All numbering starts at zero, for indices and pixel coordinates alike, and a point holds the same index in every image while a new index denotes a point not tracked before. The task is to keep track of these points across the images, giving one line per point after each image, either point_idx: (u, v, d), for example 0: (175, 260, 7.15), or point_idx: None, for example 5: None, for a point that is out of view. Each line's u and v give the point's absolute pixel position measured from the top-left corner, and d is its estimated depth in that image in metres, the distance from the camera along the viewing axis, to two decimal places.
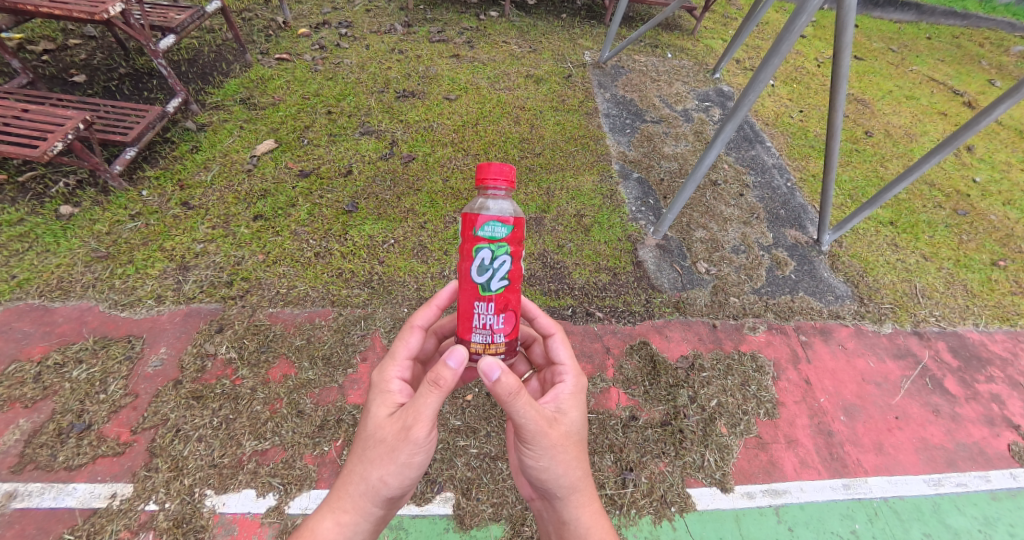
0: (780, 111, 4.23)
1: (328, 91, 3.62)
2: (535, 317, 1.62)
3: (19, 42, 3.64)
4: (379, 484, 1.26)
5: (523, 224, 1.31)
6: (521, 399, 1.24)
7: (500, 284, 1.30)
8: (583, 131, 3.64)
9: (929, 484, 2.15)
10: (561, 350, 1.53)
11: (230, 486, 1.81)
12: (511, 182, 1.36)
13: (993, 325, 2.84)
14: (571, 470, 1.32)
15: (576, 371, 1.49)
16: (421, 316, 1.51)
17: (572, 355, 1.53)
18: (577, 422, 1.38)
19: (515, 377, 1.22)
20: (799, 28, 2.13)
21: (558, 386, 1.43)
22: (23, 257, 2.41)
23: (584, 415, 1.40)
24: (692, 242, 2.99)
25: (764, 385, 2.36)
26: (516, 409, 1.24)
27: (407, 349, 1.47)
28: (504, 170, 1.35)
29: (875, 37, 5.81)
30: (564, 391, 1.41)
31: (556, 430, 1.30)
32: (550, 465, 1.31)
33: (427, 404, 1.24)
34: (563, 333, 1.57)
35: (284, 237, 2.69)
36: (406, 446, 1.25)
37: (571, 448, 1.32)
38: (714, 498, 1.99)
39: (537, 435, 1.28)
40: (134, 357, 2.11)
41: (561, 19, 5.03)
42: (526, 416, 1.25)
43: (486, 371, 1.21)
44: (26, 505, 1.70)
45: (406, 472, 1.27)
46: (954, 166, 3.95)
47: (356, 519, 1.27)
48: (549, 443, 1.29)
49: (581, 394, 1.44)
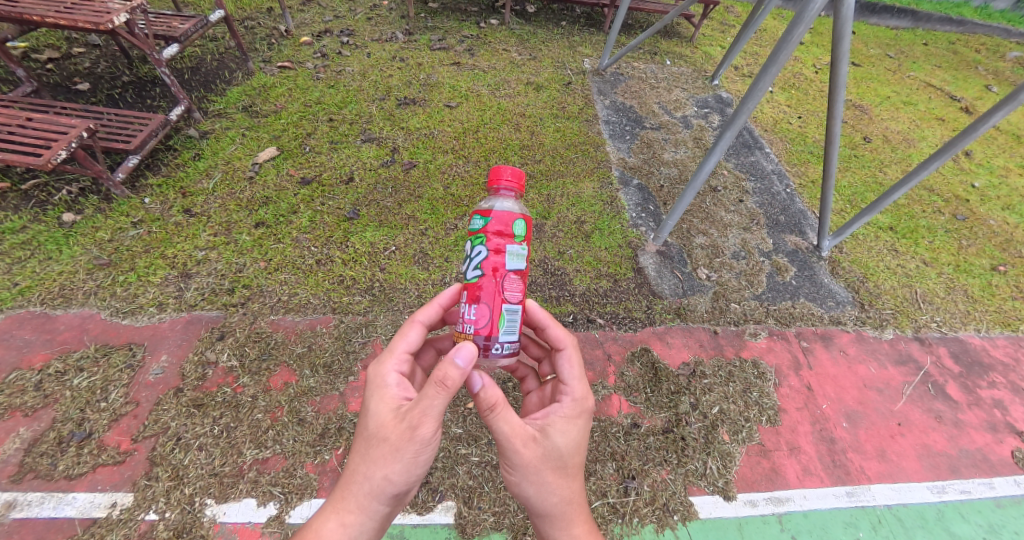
0: (778, 118, 4.25)
1: (329, 99, 3.65)
2: (547, 327, 1.56)
3: (23, 51, 3.67)
4: (384, 483, 1.27)
5: (511, 218, 1.32)
6: (498, 415, 1.25)
7: (474, 274, 1.31)
8: (583, 137, 3.66)
9: (932, 491, 2.14)
10: (567, 367, 1.48)
11: (230, 495, 1.80)
12: (516, 185, 1.40)
13: (994, 330, 2.84)
14: (545, 493, 1.32)
15: (580, 393, 1.44)
16: (424, 313, 1.56)
17: (579, 374, 1.47)
18: (561, 448, 1.33)
19: (498, 391, 1.24)
20: (797, 37, 2.15)
21: (554, 406, 1.40)
22: (25, 265, 2.42)
23: (573, 442, 1.35)
24: (692, 249, 3.00)
25: (765, 392, 2.35)
26: (492, 423, 1.25)
27: (406, 344, 1.49)
28: (514, 174, 1.42)
29: (872, 44, 5.85)
30: (557, 413, 1.38)
31: (532, 452, 1.29)
32: (523, 483, 1.31)
33: (433, 405, 1.24)
34: (574, 349, 1.52)
35: (286, 244, 2.69)
36: (412, 445, 1.26)
37: (547, 472, 1.30)
38: (717, 506, 1.98)
39: (510, 451, 1.28)
40: (135, 365, 2.11)
41: (561, 27, 5.08)
42: (501, 431, 1.26)
43: (471, 381, 1.26)
44: (26, 515, 1.70)
45: (412, 470, 1.29)
46: (953, 171, 3.97)
47: (361, 519, 1.27)
48: (522, 462, 1.29)
49: (577, 419, 1.38)
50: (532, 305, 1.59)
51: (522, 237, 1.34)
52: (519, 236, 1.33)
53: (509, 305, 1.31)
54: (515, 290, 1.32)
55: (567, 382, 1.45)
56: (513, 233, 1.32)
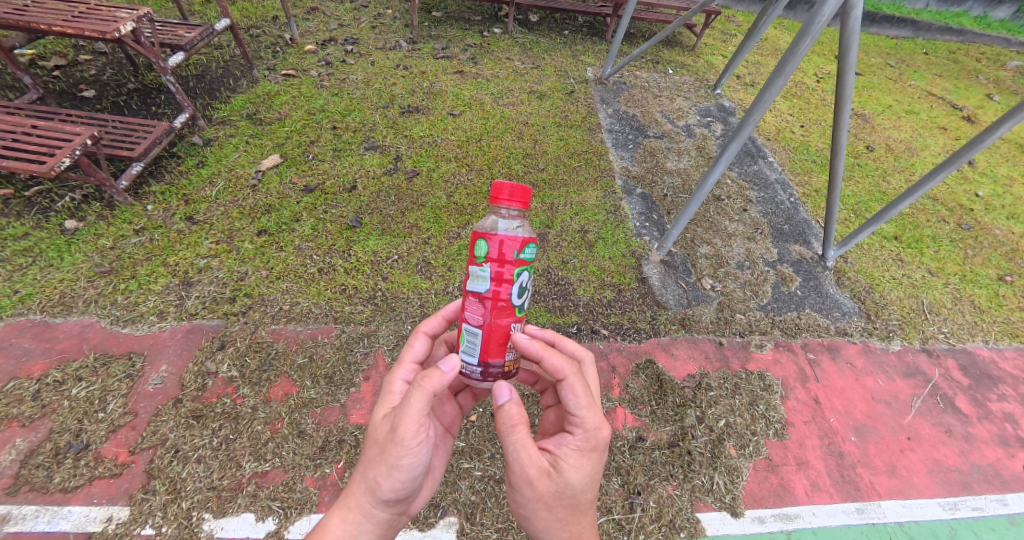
0: (781, 127, 4.25)
1: (333, 107, 3.65)
2: (541, 358, 1.29)
3: (30, 58, 3.70)
4: (375, 484, 1.24)
5: (473, 238, 1.24)
6: (513, 443, 1.22)
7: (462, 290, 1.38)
8: (586, 146, 3.66)
9: (944, 508, 2.09)
10: (573, 398, 1.30)
11: (229, 509, 1.77)
12: (517, 202, 1.29)
13: (1003, 341, 2.80)
14: (555, 528, 1.30)
15: (592, 423, 1.31)
16: (427, 324, 1.55)
17: (587, 403, 1.31)
18: (573, 486, 1.28)
19: (520, 408, 1.23)
20: (803, 49, 2.14)
21: (567, 437, 1.32)
22: (25, 272, 2.40)
23: (585, 478, 1.29)
24: (696, 258, 2.98)
25: (772, 405, 2.32)
26: (509, 445, 1.22)
27: (412, 354, 1.49)
28: (513, 190, 1.29)
29: (873, 53, 5.87)
30: (570, 446, 1.31)
31: (542, 487, 1.25)
32: (533, 516, 1.30)
33: (414, 404, 1.21)
34: (577, 378, 1.30)
35: (287, 252, 2.68)
36: (394, 446, 1.22)
37: (558, 510, 1.28)
38: (725, 523, 1.94)
39: (522, 483, 1.26)
40: (134, 375, 2.09)
41: (564, 36, 5.10)
42: (516, 457, 1.23)
43: (497, 392, 1.25)
44: (19, 529, 1.66)
45: (399, 473, 1.24)
46: (956, 181, 3.95)
47: (360, 520, 1.25)
48: (533, 495, 1.27)
49: (590, 454, 1.31)
50: (520, 339, 1.27)
51: (484, 258, 1.22)
52: (480, 257, 1.23)
53: (468, 327, 1.28)
54: (475, 313, 1.26)
55: (576, 413, 1.31)
56: (474, 254, 1.24)
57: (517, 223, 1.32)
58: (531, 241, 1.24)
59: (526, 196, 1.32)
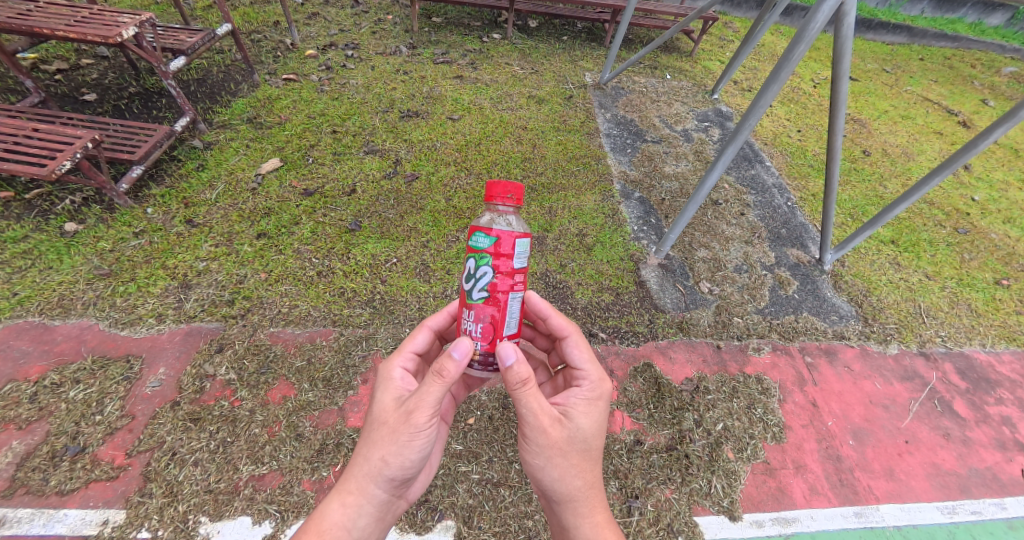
0: (778, 132, 4.27)
1: (333, 111, 3.67)
2: (548, 317, 1.59)
3: (32, 62, 3.72)
4: (381, 465, 1.27)
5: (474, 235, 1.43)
6: (528, 392, 1.25)
7: None
8: (584, 150, 3.67)
9: (943, 512, 2.09)
10: (576, 352, 1.49)
11: (224, 513, 1.76)
12: (495, 196, 1.33)
13: (1000, 345, 2.81)
14: (569, 477, 1.30)
15: (596, 375, 1.43)
16: (432, 320, 1.61)
17: (589, 356, 1.47)
18: (584, 431, 1.32)
19: (528, 367, 1.26)
20: (798, 56, 2.16)
21: (573, 390, 1.40)
22: (25, 274, 2.41)
23: (593, 423, 1.35)
24: (694, 262, 2.99)
25: (770, 408, 2.32)
26: (520, 399, 1.24)
27: (414, 345, 1.53)
28: (504, 186, 1.33)
29: (869, 59, 5.92)
30: (578, 396, 1.37)
31: (557, 432, 1.28)
32: (546, 466, 1.29)
33: (430, 393, 1.25)
34: (579, 335, 1.53)
35: (287, 255, 2.69)
36: (406, 429, 1.26)
37: (572, 456, 1.29)
38: (723, 526, 1.93)
39: (536, 432, 1.27)
40: (132, 378, 2.09)
41: (562, 41, 5.14)
42: (529, 409, 1.25)
43: (503, 355, 1.28)
44: (14, 532, 1.66)
45: (407, 453, 1.28)
46: (953, 185, 3.97)
47: (360, 501, 1.28)
48: (547, 443, 1.27)
49: (597, 402, 1.38)
50: (533, 297, 1.63)
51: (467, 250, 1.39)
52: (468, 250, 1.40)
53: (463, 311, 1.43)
54: None
55: (580, 366, 1.45)
56: None
57: (501, 218, 1.33)
58: (477, 230, 1.27)
59: (514, 191, 1.33)
